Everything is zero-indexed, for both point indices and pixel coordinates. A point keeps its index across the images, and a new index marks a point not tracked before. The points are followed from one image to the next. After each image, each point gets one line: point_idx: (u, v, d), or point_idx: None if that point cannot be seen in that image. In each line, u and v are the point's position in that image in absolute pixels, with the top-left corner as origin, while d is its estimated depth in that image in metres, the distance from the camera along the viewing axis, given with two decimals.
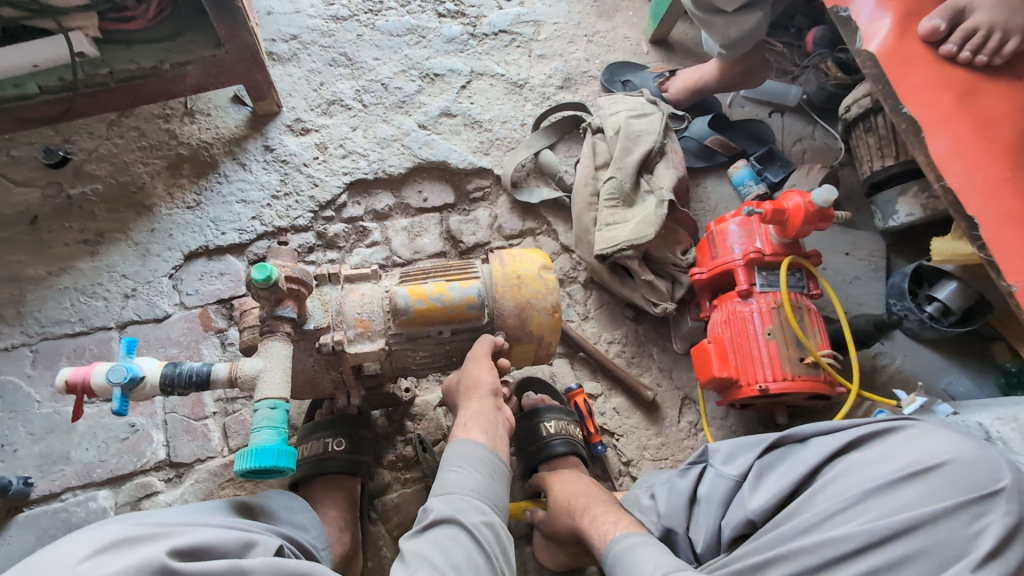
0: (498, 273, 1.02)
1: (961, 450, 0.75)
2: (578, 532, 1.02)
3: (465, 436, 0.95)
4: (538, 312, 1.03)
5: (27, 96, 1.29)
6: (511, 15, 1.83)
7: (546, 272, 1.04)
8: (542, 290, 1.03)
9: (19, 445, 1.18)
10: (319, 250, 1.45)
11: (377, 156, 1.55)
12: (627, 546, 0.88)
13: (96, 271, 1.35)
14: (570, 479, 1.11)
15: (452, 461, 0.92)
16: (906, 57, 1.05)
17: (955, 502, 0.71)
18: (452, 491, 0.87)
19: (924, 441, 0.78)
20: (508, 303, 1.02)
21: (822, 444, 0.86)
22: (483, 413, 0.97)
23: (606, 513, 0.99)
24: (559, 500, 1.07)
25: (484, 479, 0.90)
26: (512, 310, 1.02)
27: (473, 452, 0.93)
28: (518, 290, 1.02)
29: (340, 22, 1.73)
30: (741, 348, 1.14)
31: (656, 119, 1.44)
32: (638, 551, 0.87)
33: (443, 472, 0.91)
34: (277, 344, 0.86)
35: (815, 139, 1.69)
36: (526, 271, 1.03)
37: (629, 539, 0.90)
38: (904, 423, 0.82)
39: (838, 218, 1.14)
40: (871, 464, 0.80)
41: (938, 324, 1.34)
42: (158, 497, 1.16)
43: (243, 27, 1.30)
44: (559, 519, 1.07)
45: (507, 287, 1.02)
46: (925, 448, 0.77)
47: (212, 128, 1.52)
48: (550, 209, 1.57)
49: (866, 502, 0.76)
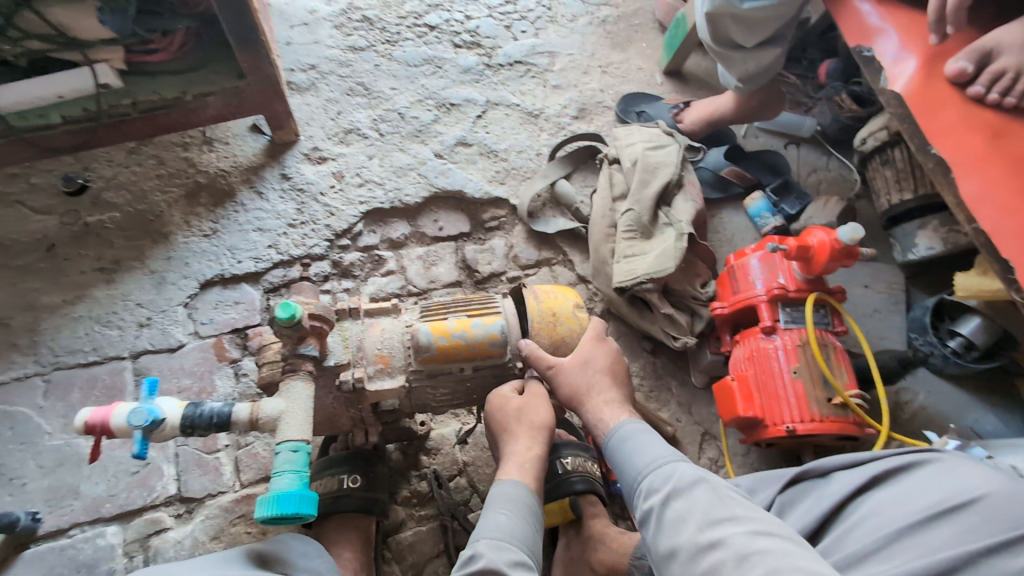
0: (534, 308, 1.02)
1: (993, 485, 0.73)
2: (577, 398, 1.00)
3: (512, 477, 0.95)
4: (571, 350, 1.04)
5: (49, 126, 1.29)
6: (526, 46, 1.85)
7: (579, 310, 1.06)
8: (576, 329, 1.04)
9: (28, 478, 1.16)
10: (334, 279, 1.44)
11: (393, 185, 1.55)
12: (628, 433, 0.94)
13: (111, 299, 1.34)
14: (594, 349, 1.04)
15: (500, 503, 0.91)
16: (933, 99, 1.03)
17: (995, 541, 0.67)
18: (500, 538, 0.86)
19: (951, 475, 0.76)
20: (543, 339, 1.02)
21: (844, 480, 0.85)
22: (530, 459, 0.98)
23: (609, 403, 1.00)
24: (575, 365, 1.01)
25: (530, 531, 0.89)
26: (547, 348, 1.03)
27: (521, 497, 0.93)
28: (553, 327, 1.03)
29: (358, 52, 1.75)
30: (766, 386, 1.12)
31: (673, 150, 1.44)
32: (643, 441, 0.91)
33: (491, 514, 0.90)
34: (299, 385, 0.84)
35: (830, 170, 1.69)
36: (561, 309, 1.04)
37: (628, 428, 0.95)
38: (930, 458, 0.81)
39: (863, 254, 1.13)
40: (898, 500, 0.78)
41: (962, 360, 1.32)
42: (168, 533, 1.14)
43: (266, 60, 1.31)
44: (572, 375, 1.00)
45: (543, 322, 1.02)
46: (954, 482, 0.75)
47: (230, 156, 1.53)
48: (565, 238, 1.56)
49: (900, 542, 0.73)
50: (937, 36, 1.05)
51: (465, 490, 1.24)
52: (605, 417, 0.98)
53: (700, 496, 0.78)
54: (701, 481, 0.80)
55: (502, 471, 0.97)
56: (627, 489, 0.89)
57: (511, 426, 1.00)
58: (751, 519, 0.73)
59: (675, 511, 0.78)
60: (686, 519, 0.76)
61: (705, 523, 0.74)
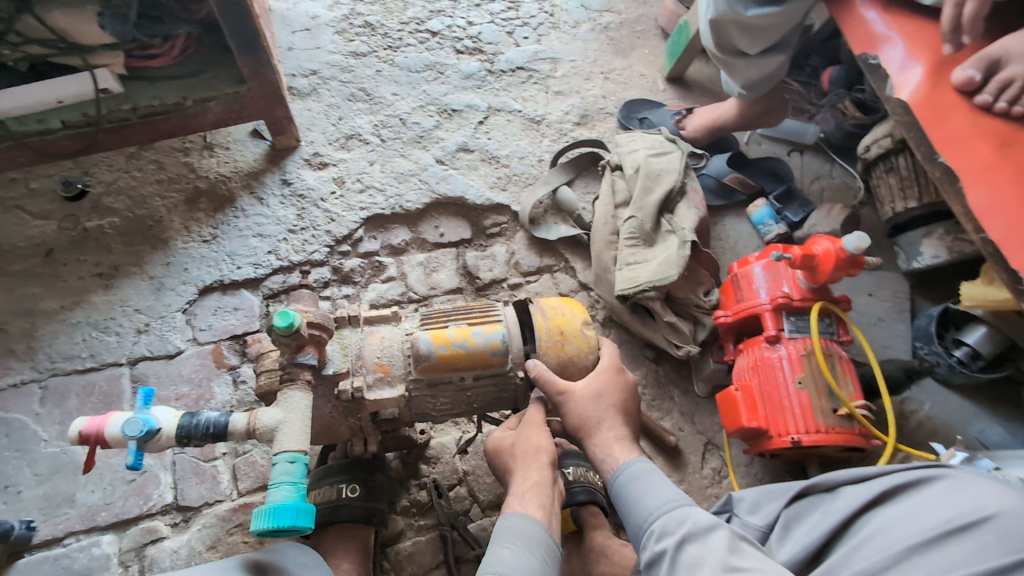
0: (541, 326, 1.01)
1: (1006, 502, 0.71)
2: (585, 429, 0.99)
3: (516, 509, 0.93)
4: (578, 370, 1.03)
5: (49, 131, 1.28)
6: (528, 52, 1.85)
7: (587, 328, 1.05)
8: (583, 348, 1.03)
9: (23, 486, 1.14)
10: (334, 285, 1.43)
11: (394, 191, 1.54)
12: (633, 475, 0.92)
13: (109, 305, 1.33)
14: (609, 379, 1.02)
15: (504, 537, 0.88)
16: (940, 108, 1.01)
17: (1009, 562, 0.66)
18: (503, 571, 0.82)
19: (962, 492, 0.74)
20: (550, 358, 1.02)
21: (852, 494, 0.84)
22: (540, 488, 0.96)
23: (618, 439, 0.99)
24: (587, 395, 1.00)
25: (538, 564, 0.85)
26: (555, 367, 1.02)
27: (530, 531, 0.89)
28: (560, 346, 1.02)
29: (359, 58, 1.75)
30: (770, 396, 1.10)
31: (676, 157, 1.43)
32: (651, 481, 0.90)
33: (495, 548, 0.87)
34: (297, 394, 0.83)
35: (833, 178, 1.69)
36: (569, 328, 1.03)
37: (633, 467, 0.93)
38: (941, 473, 0.79)
39: (868, 263, 1.12)
40: (907, 517, 0.76)
41: (968, 369, 1.30)
42: (164, 543, 1.12)
43: (267, 66, 1.31)
44: (583, 405, 0.99)
45: (551, 342, 1.02)
46: (966, 499, 0.73)
47: (230, 162, 1.52)
48: (567, 245, 1.55)
49: (910, 560, 0.72)
50: (952, 45, 1.03)
51: (466, 500, 1.23)
52: (614, 453, 0.97)
53: (717, 543, 0.76)
54: (717, 528, 0.78)
55: (507, 503, 0.95)
56: (632, 529, 0.88)
57: (514, 455, 1.02)
58: (772, 571, 0.71)
59: (692, 555, 0.77)
60: (700, 564, 0.75)
61: (724, 571, 0.73)
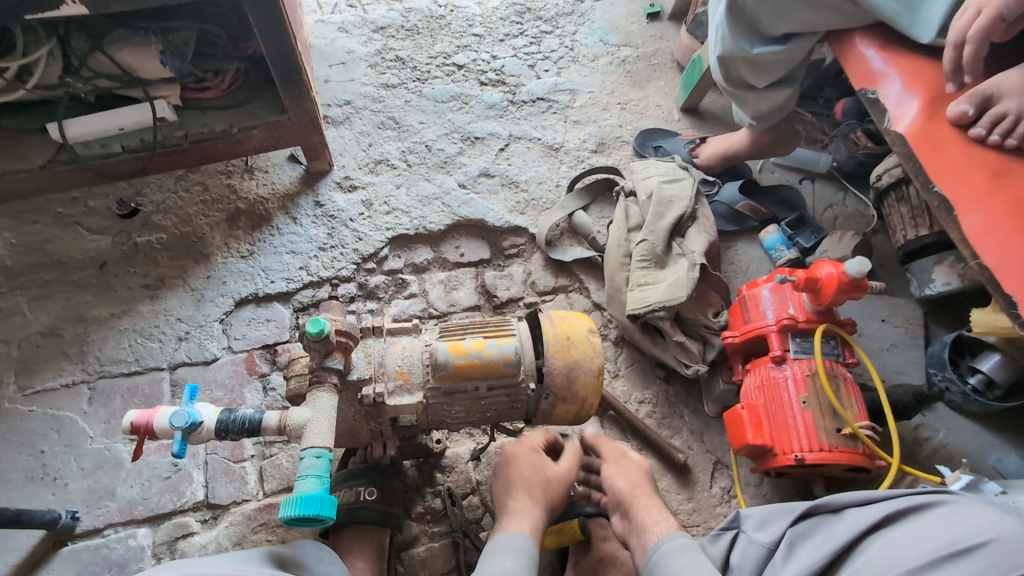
0: (549, 332, 1.07)
1: (1003, 530, 0.74)
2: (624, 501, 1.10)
3: (519, 529, 1.02)
4: (585, 374, 1.07)
5: (110, 154, 1.40)
6: (548, 84, 1.95)
7: (593, 335, 1.10)
8: (589, 353, 1.08)
9: (70, 478, 1.23)
10: (359, 300, 1.52)
11: (418, 214, 1.64)
12: (676, 547, 0.96)
13: (154, 313, 1.43)
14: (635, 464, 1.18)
15: (505, 550, 0.98)
16: (936, 140, 1.05)
17: None
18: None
19: (961, 519, 0.78)
20: (558, 362, 1.06)
21: (855, 516, 0.87)
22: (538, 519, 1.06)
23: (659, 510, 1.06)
24: (630, 472, 1.15)
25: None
26: (562, 371, 1.06)
27: (524, 544, 1.00)
28: (568, 350, 1.07)
29: (390, 89, 1.87)
30: (776, 415, 1.13)
31: (687, 184, 1.50)
32: (692, 555, 0.93)
33: (494, 558, 0.96)
34: (324, 396, 0.90)
35: (846, 206, 1.72)
36: (575, 334, 1.08)
37: (677, 540, 0.97)
38: (942, 500, 0.82)
39: (873, 288, 1.14)
40: (909, 539, 0.79)
41: (983, 397, 1.32)
42: (193, 538, 1.19)
43: (306, 97, 1.43)
44: (627, 471, 1.15)
45: (558, 346, 1.07)
46: (964, 526, 0.77)
47: (269, 184, 1.64)
48: (582, 267, 1.61)
49: None
50: (954, 84, 1.07)
51: (478, 509, 1.28)
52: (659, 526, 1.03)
53: None
54: None
55: (506, 521, 1.05)
56: None
57: (535, 481, 1.10)
58: None
59: None
60: None
61: None
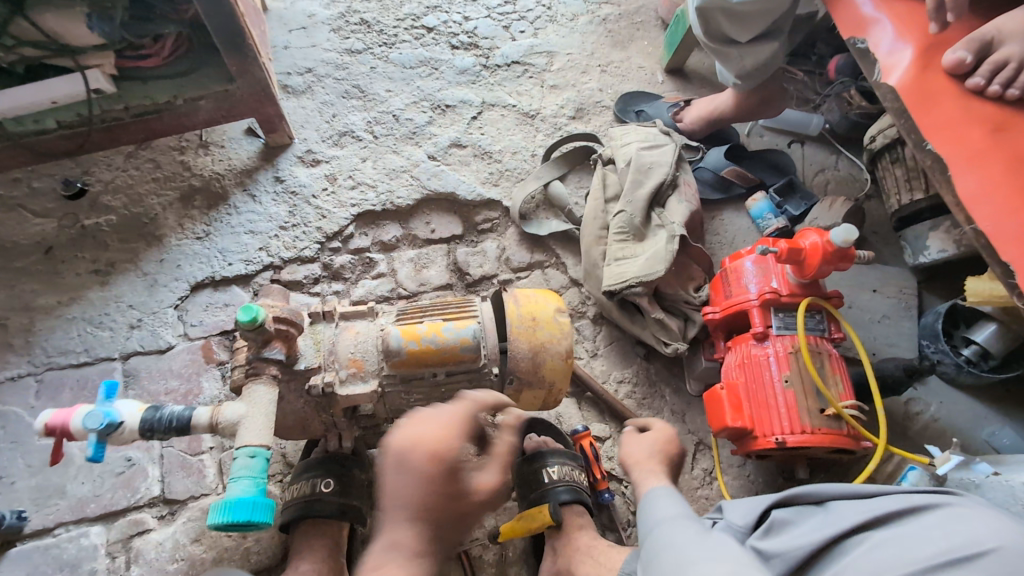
0: (513, 313, 1.00)
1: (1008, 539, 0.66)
2: (633, 463, 1.02)
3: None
4: (552, 357, 1.00)
5: (44, 130, 1.31)
6: (524, 46, 1.83)
7: (561, 315, 1.02)
8: (557, 334, 1.01)
9: (17, 477, 1.18)
10: (324, 282, 1.44)
11: (385, 187, 1.54)
12: (657, 494, 0.90)
13: (104, 301, 1.35)
14: (660, 438, 1.07)
15: None
16: (928, 93, 0.96)
17: None
18: None
19: (961, 522, 0.70)
20: (522, 345, 0.99)
21: (841, 514, 0.80)
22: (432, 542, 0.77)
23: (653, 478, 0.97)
24: (647, 437, 1.07)
25: None
26: (526, 354, 0.99)
27: None
28: (533, 332, 1.00)
29: (354, 55, 1.75)
30: (756, 396, 1.07)
31: (668, 150, 1.40)
32: (681, 508, 0.86)
33: None
34: (260, 389, 0.84)
35: (838, 170, 1.62)
36: (542, 314, 1.01)
37: (659, 489, 0.91)
38: (942, 501, 0.74)
39: (861, 258, 1.06)
40: (899, 541, 0.72)
41: (976, 369, 1.26)
42: (150, 535, 1.14)
43: (254, 64, 1.32)
44: (638, 442, 1.06)
45: (522, 328, 1.00)
46: (963, 531, 0.69)
47: (225, 159, 1.54)
48: (559, 241, 1.53)
49: None
50: (937, 23, 0.98)
51: None
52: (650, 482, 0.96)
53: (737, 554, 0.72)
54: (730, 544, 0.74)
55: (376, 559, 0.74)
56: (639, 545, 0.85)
57: (431, 510, 0.77)
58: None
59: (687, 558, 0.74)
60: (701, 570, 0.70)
61: None
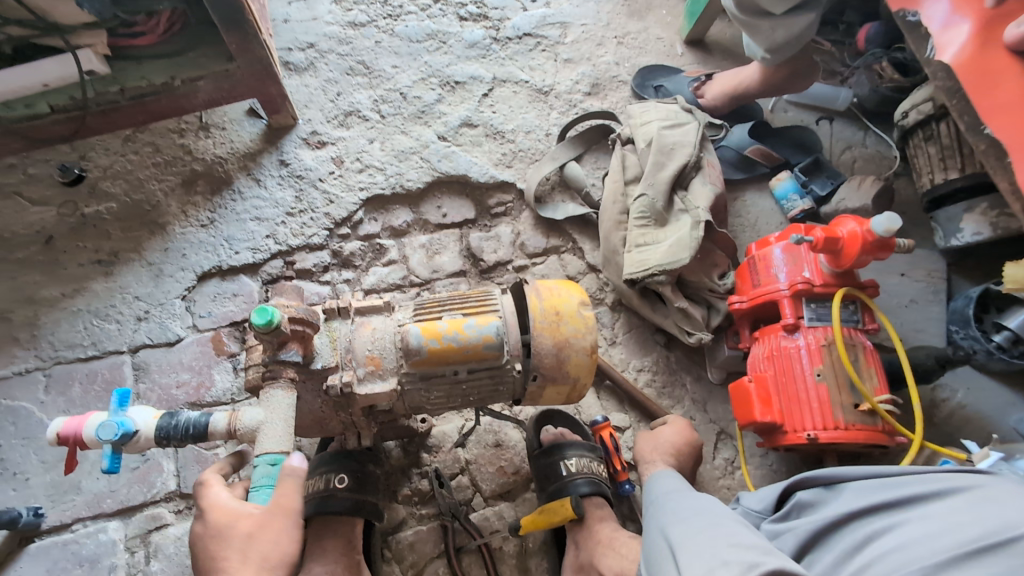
0: (535, 307, 0.96)
1: None
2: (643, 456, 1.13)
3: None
4: (576, 352, 0.96)
5: (38, 116, 1.25)
6: (536, 17, 1.73)
7: (585, 309, 0.98)
8: (581, 329, 0.97)
9: (31, 473, 1.17)
10: (334, 269, 1.40)
11: (394, 170, 1.48)
12: (660, 475, 1.00)
13: (109, 292, 1.32)
14: (676, 435, 1.14)
15: None
16: (988, 70, 0.98)
17: None
18: None
19: (991, 507, 0.64)
20: (545, 340, 0.95)
21: (861, 495, 0.75)
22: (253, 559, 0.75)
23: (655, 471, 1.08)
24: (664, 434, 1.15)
25: None
26: (550, 350, 0.95)
27: None
28: (556, 327, 0.96)
29: (358, 28, 1.67)
30: (787, 390, 1.04)
31: (691, 129, 1.33)
32: (684, 484, 0.95)
33: None
34: (279, 393, 0.83)
35: (866, 146, 1.55)
36: (565, 308, 0.97)
37: (664, 472, 1.01)
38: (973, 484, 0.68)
39: (901, 246, 1.01)
40: (919, 525, 0.67)
41: (1007, 355, 1.20)
42: (168, 530, 1.13)
43: (255, 41, 1.24)
44: (657, 437, 1.15)
45: (545, 323, 0.96)
46: (993, 516, 0.63)
47: (226, 142, 1.48)
48: (575, 225, 1.47)
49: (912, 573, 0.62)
50: None
51: (467, 489, 1.22)
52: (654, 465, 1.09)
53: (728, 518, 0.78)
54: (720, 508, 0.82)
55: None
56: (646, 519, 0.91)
57: (221, 546, 0.76)
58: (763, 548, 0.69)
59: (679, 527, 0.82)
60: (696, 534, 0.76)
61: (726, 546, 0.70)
